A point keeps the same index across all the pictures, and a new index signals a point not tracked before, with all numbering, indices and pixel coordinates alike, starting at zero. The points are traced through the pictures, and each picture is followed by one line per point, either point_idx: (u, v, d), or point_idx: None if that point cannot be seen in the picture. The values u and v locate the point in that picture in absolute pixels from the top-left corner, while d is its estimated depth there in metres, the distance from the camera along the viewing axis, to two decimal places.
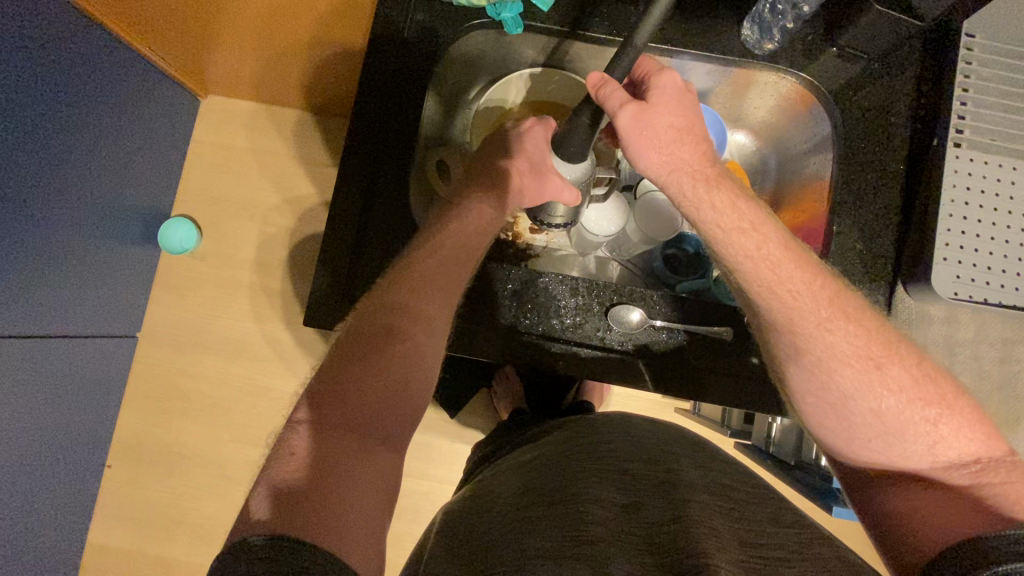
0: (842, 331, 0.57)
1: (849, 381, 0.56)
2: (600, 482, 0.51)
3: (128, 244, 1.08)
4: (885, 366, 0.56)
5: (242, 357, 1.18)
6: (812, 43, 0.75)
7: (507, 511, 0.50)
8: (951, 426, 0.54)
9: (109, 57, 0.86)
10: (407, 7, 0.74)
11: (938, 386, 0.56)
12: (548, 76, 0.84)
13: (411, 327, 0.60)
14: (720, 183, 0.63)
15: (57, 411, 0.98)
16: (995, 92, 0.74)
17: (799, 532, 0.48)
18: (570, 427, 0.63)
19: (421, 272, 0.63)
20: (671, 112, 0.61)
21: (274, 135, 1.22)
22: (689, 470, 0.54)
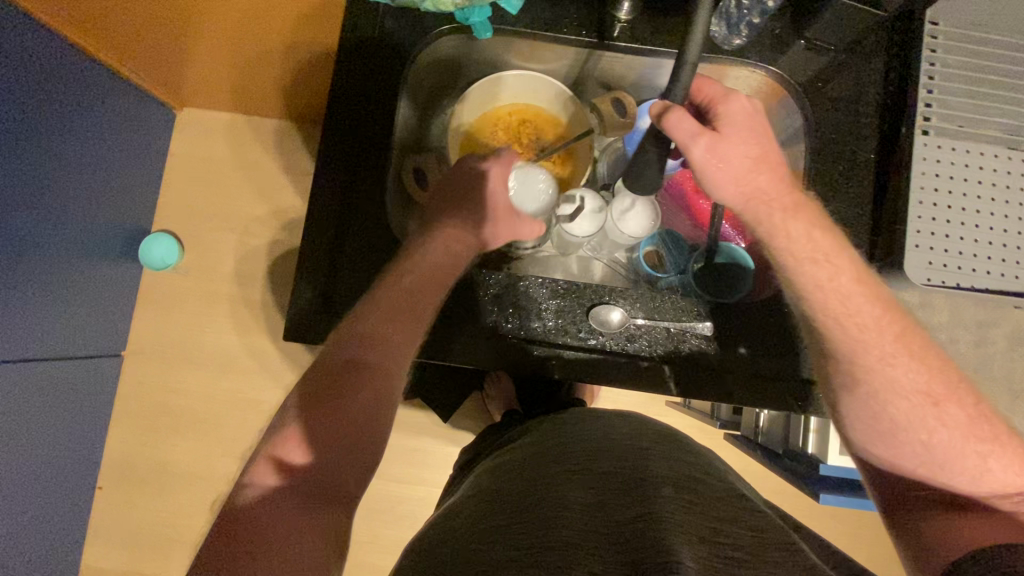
0: (904, 365, 0.60)
1: (902, 412, 0.60)
2: (571, 486, 0.52)
3: (111, 260, 1.21)
4: (942, 404, 0.59)
5: (231, 370, 1.31)
6: (780, 36, 0.76)
7: (478, 519, 0.51)
8: (1001, 461, 0.58)
9: (70, 80, 0.97)
10: (376, 14, 0.77)
11: (992, 423, 0.60)
12: (527, 81, 0.88)
13: (371, 358, 0.62)
14: (801, 210, 0.64)
15: (41, 428, 1.08)
16: (963, 78, 0.72)
17: (764, 539, 0.48)
18: (546, 429, 0.64)
19: (390, 297, 0.65)
20: (743, 136, 0.62)
21: (251, 146, 1.34)
22: (657, 465, 0.54)
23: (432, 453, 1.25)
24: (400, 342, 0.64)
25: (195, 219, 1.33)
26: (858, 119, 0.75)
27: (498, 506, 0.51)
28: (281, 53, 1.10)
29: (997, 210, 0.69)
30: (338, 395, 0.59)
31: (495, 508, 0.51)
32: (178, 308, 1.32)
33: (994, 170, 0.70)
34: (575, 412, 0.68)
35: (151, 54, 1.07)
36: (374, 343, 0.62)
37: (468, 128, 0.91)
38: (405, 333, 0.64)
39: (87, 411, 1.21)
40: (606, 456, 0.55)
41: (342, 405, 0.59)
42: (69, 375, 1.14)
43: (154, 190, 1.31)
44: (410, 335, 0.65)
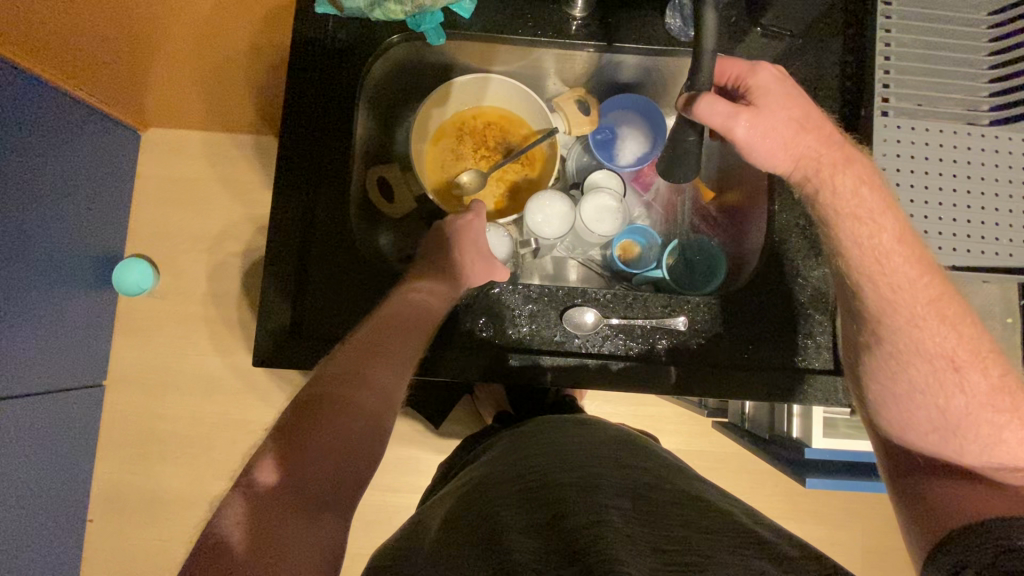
0: (934, 333, 0.62)
1: (922, 377, 0.62)
2: (519, 512, 0.56)
3: (86, 289, 1.18)
4: (963, 370, 0.61)
5: (216, 391, 1.29)
6: (736, 25, 0.76)
7: (437, 546, 0.54)
8: (1017, 434, 0.59)
9: (33, 108, 0.95)
10: (330, 25, 0.76)
11: (1012, 398, 0.60)
12: (481, 82, 0.86)
13: (364, 398, 0.64)
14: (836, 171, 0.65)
15: (26, 464, 1.06)
16: (918, 58, 0.71)
17: (719, 539, 0.51)
18: (508, 452, 0.70)
19: (366, 337, 0.68)
20: (777, 108, 0.65)
21: (220, 163, 1.32)
22: (610, 478, 0.60)
23: (424, 461, 1.25)
24: (394, 389, 0.67)
25: (168, 240, 1.31)
26: (820, 102, 0.75)
27: (458, 529, 0.56)
28: (247, 63, 1.09)
29: (959, 186, 0.69)
30: (336, 420, 0.60)
31: (454, 534, 0.56)
32: (157, 332, 1.30)
33: (954, 147, 0.70)
34: (546, 426, 0.75)
35: (112, 76, 1.05)
36: (368, 383, 0.65)
37: (429, 133, 0.90)
38: (396, 377, 0.67)
39: (72, 443, 1.19)
40: (564, 470, 0.61)
41: (320, 430, 0.59)
42: (51, 408, 1.11)
43: (124, 213, 1.28)
44: (402, 383, 0.68)
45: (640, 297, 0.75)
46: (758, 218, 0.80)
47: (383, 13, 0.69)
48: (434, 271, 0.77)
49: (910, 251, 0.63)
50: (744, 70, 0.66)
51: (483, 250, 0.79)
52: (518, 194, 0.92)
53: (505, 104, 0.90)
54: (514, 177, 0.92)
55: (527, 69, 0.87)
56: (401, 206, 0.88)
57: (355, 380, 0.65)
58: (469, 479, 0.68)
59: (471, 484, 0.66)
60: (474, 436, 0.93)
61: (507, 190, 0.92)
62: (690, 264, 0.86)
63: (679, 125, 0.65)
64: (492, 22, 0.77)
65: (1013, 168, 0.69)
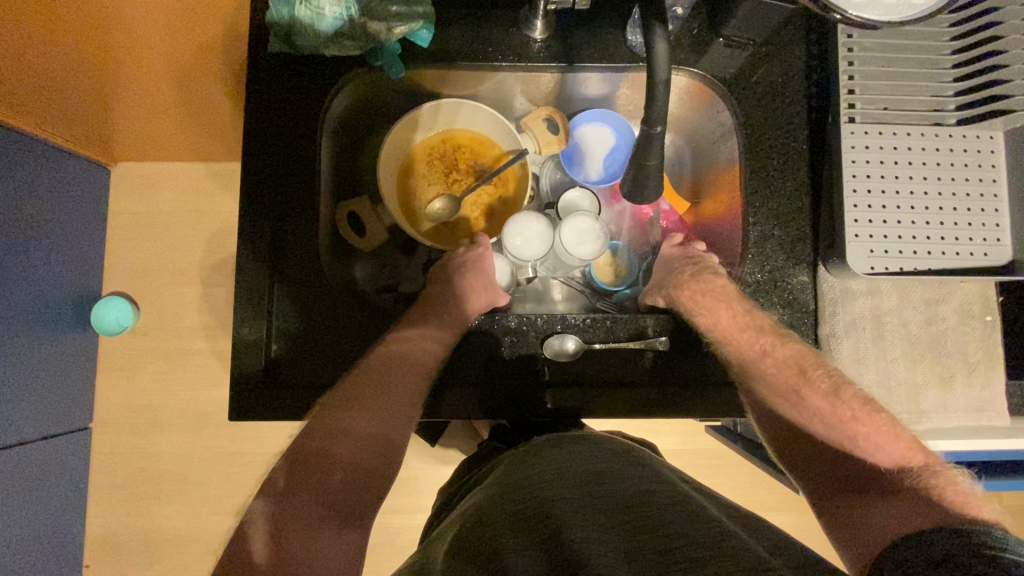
0: (778, 374, 0.73)
1: (789, 413, 0.72)
2: (521, 534, 0.55)
3: (66, 333, 1.15)
4: (800, 391, 0.72)
5: (207, 426, 1.26)
6: (698, 36, 0.75)
7: (443, 566, 0.54)
8: (870, 437, 0.66)
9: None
10: (290, 61, 0.74)
11: (853, 408, 0.68)
12: (452, 107, 0.84)
13: (365, 455, 0.66)
14: (689, 284, 0.77)
15: (15, 519, 1.03)
16: (880, 60, 0.70)
17: (712, 527, 0.53)
18: (508, 462, 0.71)
19: (353, 390, 0.68)
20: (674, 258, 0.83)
21: (195, 192, 1.28)
22: (614, 484, 0.61)
23: (424, 482, 1.23)
24: (397, 446, 0.69)
25: (147, 276, 1.27)
26: (786, 110, 0.75)
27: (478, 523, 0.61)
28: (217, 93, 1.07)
29: (930, 189, 0.69)
30: (338, 478, 0.62)
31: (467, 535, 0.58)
32: (142, 370, 1.26)
33: (922, 149, 0.70)
34: (535, 440, 0.75)
35: (78, 115, 1.03)
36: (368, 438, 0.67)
37: (396, 160, 0.86)
38: (398, 430, 0.69)
39: (63, 491, 1.16)
40: (570, 480, 0.62)
41: (320, 479, 0.61)
42: (36, 459, 1.08)
43: (99, 252, 1.25)
44: (404, 438, 0.70)
45: (620, 319, 0.74)
46: (734, 226, 0.79)
47: (338, 48, 0.72)
48: (430, 313, 0.78)
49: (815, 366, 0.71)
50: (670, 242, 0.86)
51: (489, 279, 0.80)
52: (494, 218, 0.91)
53: (472, 126, 0.88)
54: (488, 201, 0.91)
55: (495, 93, 0.86)
56: (371, 238, 0.84)
57: (353, 435, 0.66)
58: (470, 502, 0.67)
59: (474, 504, 0.65)
60: (473, 460, 0.92)
61: (482, 214, 0.91)
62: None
63: (637, 155, 0.62)
64: (453, 51, 0.76)
65: (980, 167, 0.70)
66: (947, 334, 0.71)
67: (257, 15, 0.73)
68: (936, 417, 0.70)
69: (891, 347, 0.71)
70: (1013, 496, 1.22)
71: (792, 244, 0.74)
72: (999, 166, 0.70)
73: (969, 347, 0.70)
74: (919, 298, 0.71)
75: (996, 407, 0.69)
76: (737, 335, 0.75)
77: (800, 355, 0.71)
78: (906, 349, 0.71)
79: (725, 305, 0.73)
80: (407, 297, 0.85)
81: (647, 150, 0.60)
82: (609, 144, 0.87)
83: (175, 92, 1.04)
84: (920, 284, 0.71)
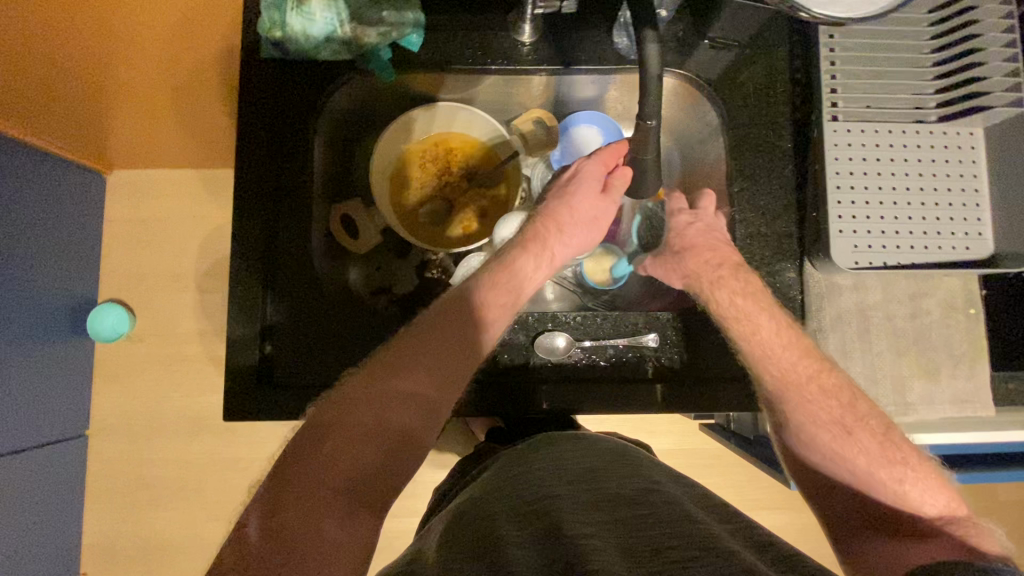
0: (823, 405, 0.66)
1: (827, 447, 0.65)
2: (518, 525, 0.56)
3: (63, 340, 1.16)
4: (854, 432, 0.64)
5: (204, 432, 1.26)
6: (684, 38, 0.76)
7: (439, 556, 0.54)
8: (917, 486, 0.61)
9: None
10: (282, 66, 0.75)
11: (902, 450, 0.63)
12: (442, 110, 0.84)
13: (400, 418, 0.60)
14: (728, 282, 0.71)
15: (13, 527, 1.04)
16: (861, 59, 0.71)
17: (707, 528, 0.53)
18: (501, 462, 0.71)
19: (413, 338, 0.64)
20: (703, 243, 0.73)
21: (190, 198, 1.29)
22: (611, 483, 0.62)
23: (420, 485, 1.23)
24: (438, 409, 0.63)
25: (143, 283, 1.28)
26: (771, 109, 0.76)
27: (456, 535, 0.57)
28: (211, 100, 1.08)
29: (913, 184, 0.70)
30: (365, 444, 0.57)
31: (451, 546, 0.56)
32: (139, 376, 1.27)
33: (904, 146, 0.71)
34: (529, 440, 0.75)
35: (74, 123, 1.04)
36: (407, 400, 0.61)
37: (388, 164, 0.87)
38: (443, 392, 0.63)
39: (61, 498, 1.16)
40: (569, 478, 0.62)
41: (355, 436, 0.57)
42: (34, 467, 1.08)
43: (94, 259, 1.25)
44: (445, 403, 0.63)
45: (610, 317, 0.75)
46: None
47: (330, 53, 0.75)
48: (498, 263, 0.70)
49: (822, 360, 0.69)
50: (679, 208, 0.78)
51: (581, 220, 0.75)
52: (486, 218, 0.91)
53: (464, 129, 0.89)
54: (480, 202, 0.92)
55: (486, 96, 0.87)
56: (366, 240, 0.85)
57: (390, 397, 0.60)
58: (460, 501, 0.67)
59: (466, 500, 0.65)
60: (468, 459, 0.92)
61: (475, 215, 0.92)
62: (647, 284, 0.87)
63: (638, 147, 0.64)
64: (442, 55, 0.77)
65: (962, 162, 0.71)
66: (932, 327, 0.72)
67: (249, 21, 0.74)
68: (923, 410, 0.71)
69: (877, 341, 0.72)
70: (1008, 490, 1.23)
71: (779, 241, 0.75)
72: (979, 161, 0.71)
73: (954, 340, 0.72)
74: (903, 293, 0.72)
75: (981, 398, 0.70)
76: (759, 333, 0.69)
77: (809, 354, 0.69)
78: (892, 342, 0.72)
79: (744, 300, 0.70)
80: (401, 298, 0.85)
81: (645, 148, 0.63)
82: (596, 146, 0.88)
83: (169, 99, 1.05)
84: (904, 278, 0.72)
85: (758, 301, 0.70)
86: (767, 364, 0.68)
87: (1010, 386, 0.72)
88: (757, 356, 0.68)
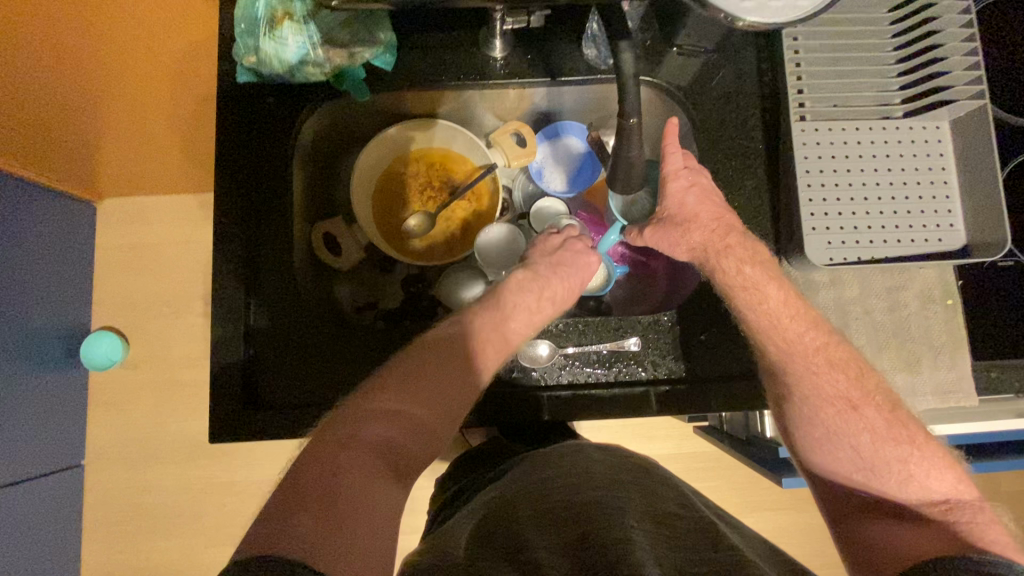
0: (827, 376, 0.67)
1: (830, 421, 0.66)
2: (548, 529, 0.55)
3: (58, 369, 1.16)
4: (860, 407, 0.65)
5: (200, 455, 1.26)
6: (653, 46, 0.77)
7: (470, 550, 0.54)
8: (922, 466, 0.62)
9: None
10: (259, 88, 0.77)
11: (909, 429, 0.64)
12: (418, 128, 0.86)
13: (391, 434, 0.61)
14: (736, 249, 0.71)
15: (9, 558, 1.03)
16: (825, 60, 0.73)
17: (735, 554, 0.52)
18: (527, 465, 0.70)
19: (408, 364, 0.66)
20: (705, 211, 0.72)
21: (180, 224, 1.29)
22: (636, 498, 0.59)
23: (421, 501, 1.21)
24: (433, 430, 0.64)
25: (135, 309, 1.28)
26: (741, 111, 0.77)
27: (487, 544, 0.54)
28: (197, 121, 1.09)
29: (882, 181, 0.72)
30: (369, 456, 0.57)
31: (484, 544, 0.55)
32: (134, 403, 1.27)
33: (872, 143, 0.72)
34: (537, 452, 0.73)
35: (63, 155, 1.05)
36: (396, 418, 0.62)
37: (368, 182, 0.88)
38: (437, 414, 0.65)
39: (58, 529, 1.16)
40: (592, 484, 0.61)
41: (356, 448, 0.57)
42: (30, 497, 1.08)
43: (87, 287, 1.26)
44: (440, 427, 0.65)
45: (593, 324, 0.76)
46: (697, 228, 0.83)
47: (303, 75, 0.75)
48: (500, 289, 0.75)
49: (829, 343, 0.68)
50: (676, 167, 0.73)
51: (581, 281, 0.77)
52: (468, 231, 0.92)
53: (440, 144, 0.90)
54: (463, 215, 0.93)
55: (463, 111, 0.88)
56: (349, 257, 0.85)
57: (378, 414, 0.61)
58: (491, 499, 0.65)
59: (492, 500, 0.64)
60: (461, 461, 0.92)
61: (458, 228, 0.93)
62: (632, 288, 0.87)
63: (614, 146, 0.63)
64: (416, 73, 0.79)
65: (929, 157, 0.72)
66: (910, 319, 0.72)
67: (226, 46, 0.76)
68: (906, 398, 0.71)
69: (856, 335, 0.73)
70: (1011, 481, 1.22)
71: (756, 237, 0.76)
72: (947, 154, 0.72)
73: (933, 327, 0.72)
74: (880, 286, 0.73)
75: (964, 388, 0.71)
76: (746, 319, 0.70)
77: (816, 326, 0.69)
78: (872, 337, 0.73)
79: (752, 269, 0.71)
80: (388, 313, 0.86)
81: (629, 144, 0.61)
82: (573, 160, 0.90)
83: (157, 126, 1.06)
84: (881, 271, 0.73)
85: (767, 270, 0.71)
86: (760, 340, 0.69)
87: (991, 370, 0.73)
88: (764, 326, 0.69)
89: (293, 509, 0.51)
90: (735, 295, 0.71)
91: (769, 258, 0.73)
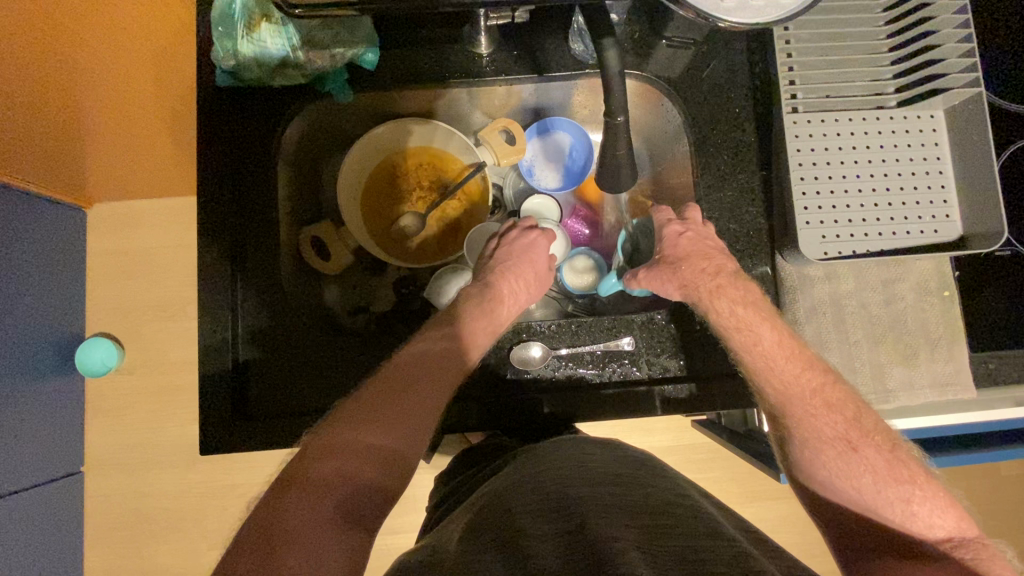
0: (826, 420, 0.66)
1: (832, 463, 0.64)
2: (536, 517, 0.54)
3: (54, 377, 1.15)
4: (860, 449, 0.64)
5: (199, 460, 1.25)
6: (642, 39, 0.75)
7: (461, 546, 0.53)
8: (925, 506, 0.61)
9: None
10: (242, 95, 0.75)
11: (909, 469, 0.63)
12: (402, 127, 0.84)
13: (359, 469, 0.58)
14: (727, 290, 0.71)
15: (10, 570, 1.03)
16: (817, 49, 0.71)
17: (732, 545, 0.51)
18: (525, 457, 0.67)
19: (376, 390, 0.64)
20: (696, 251, 0.72)
21: (169, 226, 1.28)
22: (632, 491, 0.57)
23: (420, 499, 1.21)
24: (404, 459, 0.62)
25: (129, 315, 1.27)
26: (733, 105, 0.76)
27: (475, 539, 0.53)
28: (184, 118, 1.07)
29: (877, 172, 0.70)
30: (334, 496, 0.55)
31: (474, 535, 0.54)
32: (131, 410, 1.26)
33: (865, 134, 0.71)
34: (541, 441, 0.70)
35: (54, 162, 1.04)
36: (365, 451, 0.59)
37: (356, 183, 0.87)
38: (408, 443, 0.62)
39: (58, 538, 1.15)
40: (585, 478, 0.59)
41: (322, 487, 0.55)
42: (30, 507, 1.08)
43: (79, 294, 1.24)
44: (411, 456, 0.62)
45: (584, 324, 0.74)
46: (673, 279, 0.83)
47: (285, 78, 0.74)
48: (477, 295, 0.74)
49: (820, 383, 0.68)
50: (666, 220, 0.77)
51: (542, 271, 0.79)
52: (459, 230, 0.91)
53: (426, 143, 0.89)
54: (453, 214, 0.91)
55: (450, 111, 0.87)
56: (337, 261, 0.84)
57: (350, 450, 0.59)
58: (482, 493, 0.63)
59: (482, 496, 0.63)
60: (458, 458, 0.91)
61: (448, 226, 0.92)
62: None
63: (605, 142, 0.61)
64: (399, 71, 0.77)
65: (923, 146, 0.71)
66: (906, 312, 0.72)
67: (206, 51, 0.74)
68: (903, 395, 0.70)
69: (852, 329, 0.72)
70: (1010, 466, 1.21)
71: (751, 237, 0.75)
72: (942, 144, 0.71)
73: (930, 322, 0.71)
74: (876, 279, 0.72)
75: (963, 379, 0.70)
76: (739, 329, 0.69)
77: (811, 366, 0.68)
78: (868, 329, 0.72)
79: (744, 310, 0.70)
80: (379, 316, 0.86)
81: (617, 142, 0.60)
82: (565, 157, 0.89)
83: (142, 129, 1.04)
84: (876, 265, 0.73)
85: (759, 312, 0.70)
86: (756, 373, 0.68)
87: (991, 374, 0.72)
88: (759, 368, 0.68)
89: (252, 559, 0.49)
90: (729, 336, 0.70)
91: (762, 299, 0.72)
